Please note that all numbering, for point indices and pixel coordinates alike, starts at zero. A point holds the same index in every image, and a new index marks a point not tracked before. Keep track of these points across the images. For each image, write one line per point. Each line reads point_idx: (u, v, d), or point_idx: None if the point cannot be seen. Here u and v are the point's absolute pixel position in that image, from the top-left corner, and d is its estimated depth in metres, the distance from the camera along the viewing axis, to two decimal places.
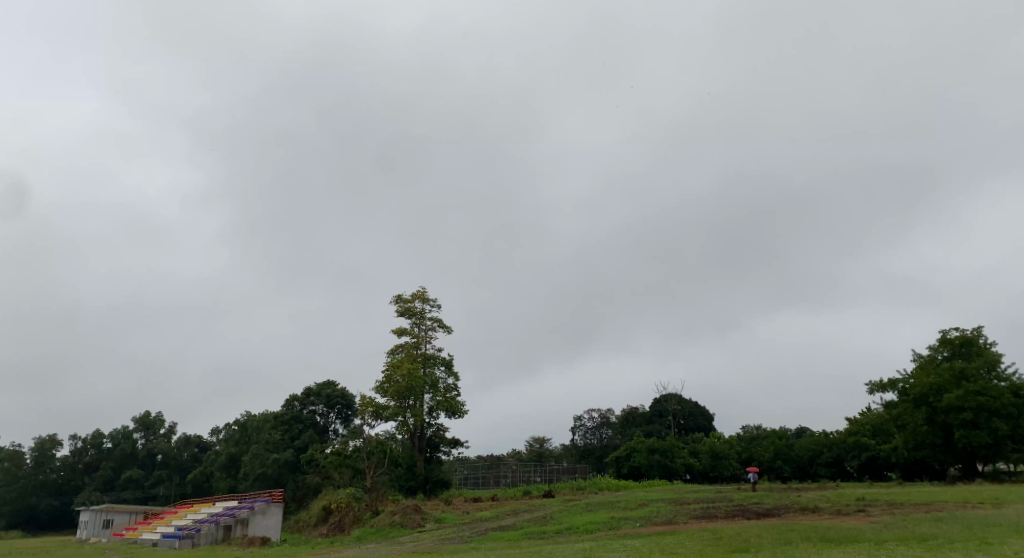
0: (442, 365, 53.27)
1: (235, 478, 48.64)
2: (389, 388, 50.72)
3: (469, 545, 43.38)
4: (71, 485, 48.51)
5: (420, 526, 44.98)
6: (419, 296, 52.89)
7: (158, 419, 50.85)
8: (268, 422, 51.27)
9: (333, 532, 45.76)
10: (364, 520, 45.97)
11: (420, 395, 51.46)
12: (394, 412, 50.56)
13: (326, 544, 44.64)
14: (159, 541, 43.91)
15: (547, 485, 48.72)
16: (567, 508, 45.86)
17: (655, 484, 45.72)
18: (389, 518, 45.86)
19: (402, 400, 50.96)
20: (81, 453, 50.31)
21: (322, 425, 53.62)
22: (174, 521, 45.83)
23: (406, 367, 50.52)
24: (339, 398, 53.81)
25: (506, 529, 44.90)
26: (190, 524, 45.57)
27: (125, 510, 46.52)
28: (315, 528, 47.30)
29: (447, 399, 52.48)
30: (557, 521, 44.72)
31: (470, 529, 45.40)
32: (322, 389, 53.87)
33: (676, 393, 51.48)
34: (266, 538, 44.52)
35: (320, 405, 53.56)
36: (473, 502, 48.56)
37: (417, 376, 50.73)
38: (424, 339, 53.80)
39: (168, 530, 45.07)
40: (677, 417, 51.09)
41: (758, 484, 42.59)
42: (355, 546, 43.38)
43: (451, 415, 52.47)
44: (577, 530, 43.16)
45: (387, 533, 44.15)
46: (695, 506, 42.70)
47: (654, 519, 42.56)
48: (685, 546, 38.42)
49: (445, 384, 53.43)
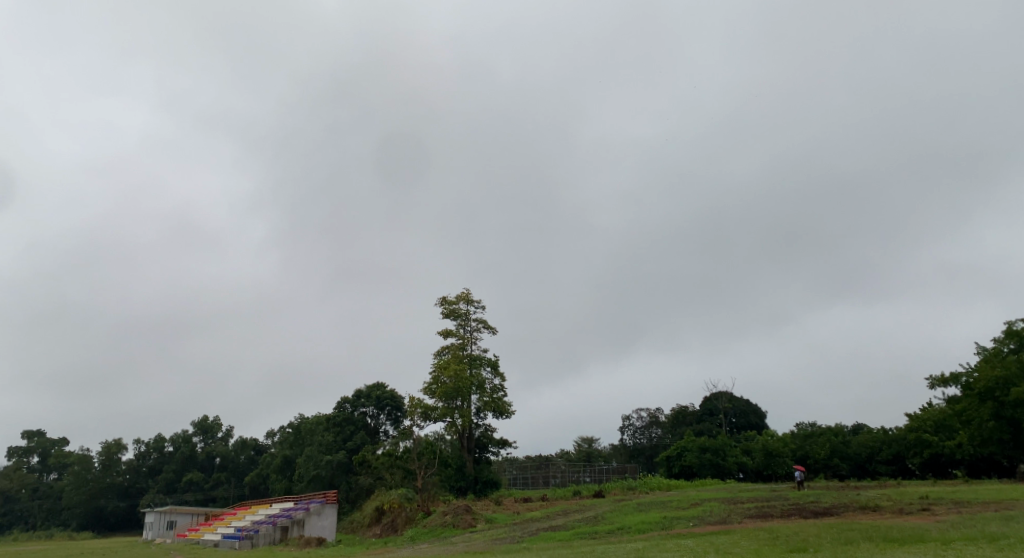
0: (488, 366, 53.48)
1: (291, 480, 49.81)
2: (437, 389, 51.25)
3: (521, 545, 43.62)
4: (136, 487, 50.35)
5: (472, 526, 45.39)
6: (464, 297, 53.40)
7: (216, 423, 52.34)
8: (321, 423, 52.20)
9: (386, 533, 46.50)
10: (417, 520, 46.61)
11: (468, 395, 51.82)
12: (442, 412, 51.07)
13: (380, 544, 45.41)
14: (220, 542, 45.34)
15: (597, 485, 48.59)
16: (618, 508, 45.64)
17: (707, 484, 45.17)
18: (441, 519, 46.44)
19: (450, 401, 51.41)
20: (144, 457, 52.08)
21: (373, 426, 54.42)
22: (234, 522, 47.24)
23: (453, 368, 50.97)
24: (388, 400, 54.51)
25: (557, 529, 44.97)
26: (249, 525, 46.89)
27: (187, 512, 48.06)
28: (368, 529, 48.14)
29: (495, 400, 52.67)
30: (609, 521, 44.58)
31: (521, 530, 45.60)
32: (372, 391, 54.65)
33: (727, 391, 50.72)
34: (322, 538, 45.49)
35: (370, 407, 54.39)
36: (523, 502, 48.76)
37: (464, 377, 51.12)
38: (470, 340, 54.19)
39: (228, 530, 46.46)
40: (728, 415, 50.31)
41: (806, 484, 42.07)
42: (409, 546, 44.01)
43: (498, 415, 52.67)
44: (629, 530, 42.94)
45: (439, 533, 44.70)
46: (749, 506, 42.01)
47: (707, 518, 42.05)
48: (740, 546, 37.87)
49: (492, 384, 53.63)
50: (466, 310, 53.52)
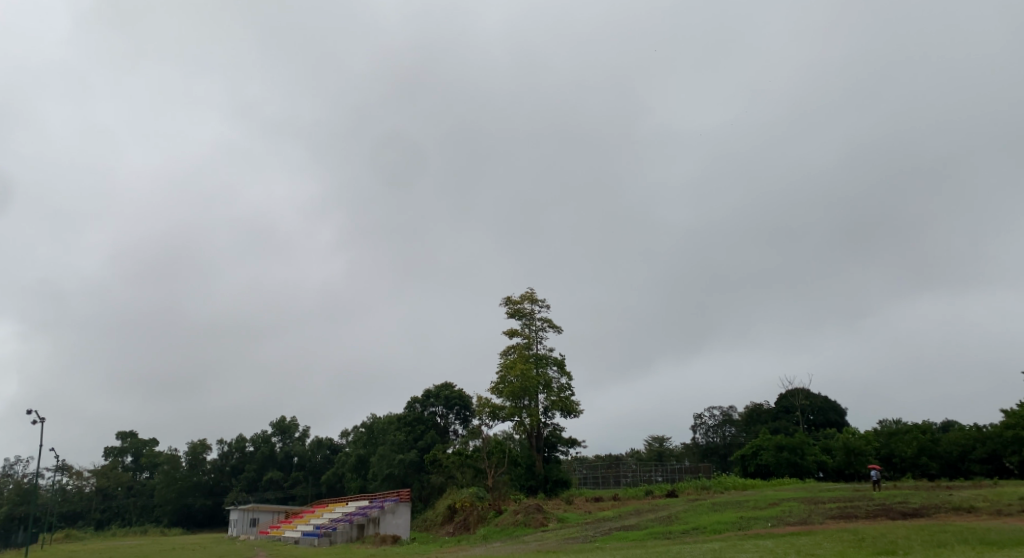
0: (555, 366, 53.28)
1: (365, 479, 51.03)
2: (504, 389, 51.49)
3: (593, 544, 43.42)
4: (221, 486, 52.54)
5: (544, 525, 45.45)
6: (528, 296, 53.30)
7: (293, 423, 54.02)
8: (392, 423, 53.19)
9: (459, 531, 47.04)
10: (489, 519, 47.01)
11: (535, 394, 51.85)
12: (510, 412, 51.25)
13: (453, 542, 45.99)
14: (300, 539, 46.83)
15: (669, 484, 47.96)
16: (692, 508, 44.91)
17: (785, 483, 43.96)
18: (512, 518, 46.69)
19: (517, 400, 51.52)
20: (227, 456, 54.20)
21: (443, 425, 55.08)
22: (313, 519, 48.66)
23: (519, 367, 51.10)
24: (457, 399, 55.00)
25: (630, 529, 44.55)
26: (327, 523, 48.23)
27: (269, 509, 49.77)
28: (441, 527, 48.83)
29: (562, 399, 52.49)
30: (683, 521, 43.92)
31: (594, 529, 45.41)
32: (441, 390, 55.29)
33: (803, 387, 49.18)
34: (397, 536, 46.38)
35: (439, 407, 55.04)
36: (595, 501, 48.52)
37: (531, 376, 51.14)
38: (536, 339, 54.10)
39: (308, 528, 47.92)
40: (806, 413, 48.78)
41: (882, 484, 40.79)
42: (482, 544, 44.43)
43: (566, 414, 52.53)
44: (704, 530, 42.17)
45: (512, 531, 44.94)
46: (832, 506, 40.63)
47: (786, 519, 40.92)
48: (823, 547, 36.66)
49: (559, 384, 53.45)
50: (531, 310, 53.42)
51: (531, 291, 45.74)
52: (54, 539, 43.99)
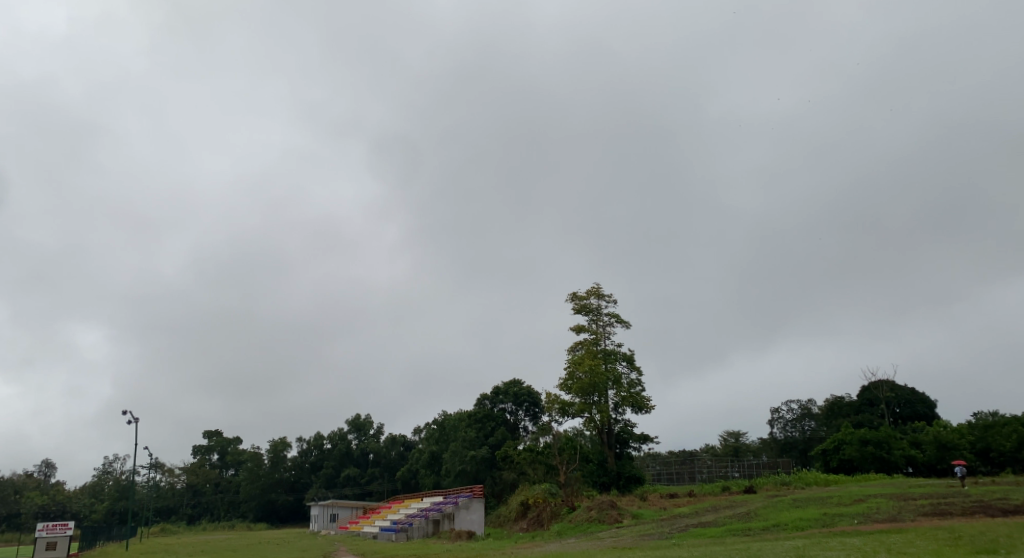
0: (624, 361, 52.63)
1: (438, 475, 51.84)
2: (573, 385, 51.24)
3: (670, 541, 42.85)
4: (301, 482, 54.22)
5: (619, 521, 45.13)
6: (595, 292, 52.39)
7: (368, 421, 55.31)
8: (463, 420, 53.81)
9: (533, 527, 47.20)
10: (562, 515, 47.01)
11: (604, 390, 51.45)
12: (580, 408, 51.00)
13: (528, 538, 46.20)
14: (379, 534, 47.96)
15: (747, 480, 46.93)
16: (772, 505, 43.78)
17: (871, 479, 42.37)
18: (586, 514, 46.59)
19: (587, 396, 51.25)
20: (307, 453, 55.93)
21: (513, 422, 55.27)
22: (390, 515, 49.72)
23: (588, 363, 50.82)
24: (526, 396, 55.05)
25: (708, 525, 43.79)
26: (403, 518, 49.19)
27: (348, 505, 51.07)
28: (515, 523, 49.12)
29: (632, 395, 51.95)
30: (763, 518, 42.88)
31: (670, 526, 44.84)
32: (510, 387, 55.49)
33: (888, 379, 47.29)
34: (473, 531, 46.86)
35: (509, 403, 55.24)
36: (670, 497, 47.90)
37: (599, 371, 50.79)
38: (604, 335, 53.35)
39: (385, 524, 49.00)
40: (891, 405, 46.92)
41: (967, 479, 39.22)
42: (557, 540, 44.48)
43: (637, 410, 52.00)
44: (786, 527, 41.05)
45: (586, 528, 44.81)
46: (924, 503, 38.89)
47: (874, 516, 39.42)
48: (916, 546, 35.15)
49: (629, 379, 52.86)
50: (598, 306, 52.51)
51: (597, 287, 42.64)
52: (151, 532, 46.35)
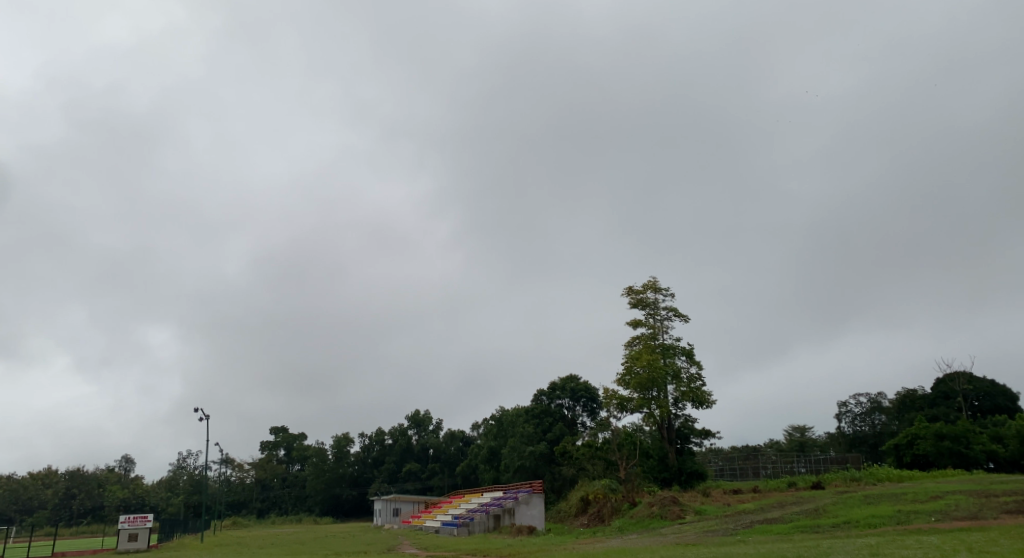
0: (683, 355, 51.86)
1: (498, 470, 52.18)
2: (631, 380, 50.74)
3: (735, 537, 42.08)
4: (364, 477, 55.37)
5: (681, 517, 44.57)
6: (651, 285, 51.61)
7: (427, 416, 56.01)
8: (520, 416, 53.90)
9: (594, 523, 47.04)
10: (623, 511, 46.71)
11: (664, 385, 50.83)
12: (639, 403, 50.49)
13: (589, 533, 46.07)
14: (440, 529, 48.56)
15: (814, 476, 45.73)
16: (842, 501, 42.52)
17: (948, 475, 40.75)
18: (648, 510, 46.14)
19: (646, 391, 50.71)
20: (369, 448, 57.10)
21: (570, 418, 54.95)
22: (451, 510, 50.28)
23: (646, 358, 50.24)
24: (583, 392, 54.58)
25: (774, 522, 42.82)
26: (464, 513, 49.65)
27: (409, 500, 51.83)
28: (576, 518, 49.05)
29: (693, 390, 51.18)
30: (833, 514, 41.69)
31: (734, 522, 44.05)
32: (567, 383, 55.08)
33: (965, 371, 45.34)
34: (533, 527, 47.00)
35: (566, 399, 54.90)
36: (734, 493, 47.06)
37: (658, 366, 50.18)
38: (662, 329, 52.65)
39: (446, 518, 49.56)
40: (968, 398, 45.05)
41: None
42: (619, 536, 44.19)
43: (698, 405, 51.23)
44: (858, 524, 39.81)
45: (648, 524, 44.39)
46: (1007, 500, 37.16)
47: (953, 513, 37.86)
48: (999, 545, 33.62)
49: (689, 373, 52.08)
50: (655, 299, 51.80)
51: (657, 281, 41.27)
52: (223, 525, 48.03)
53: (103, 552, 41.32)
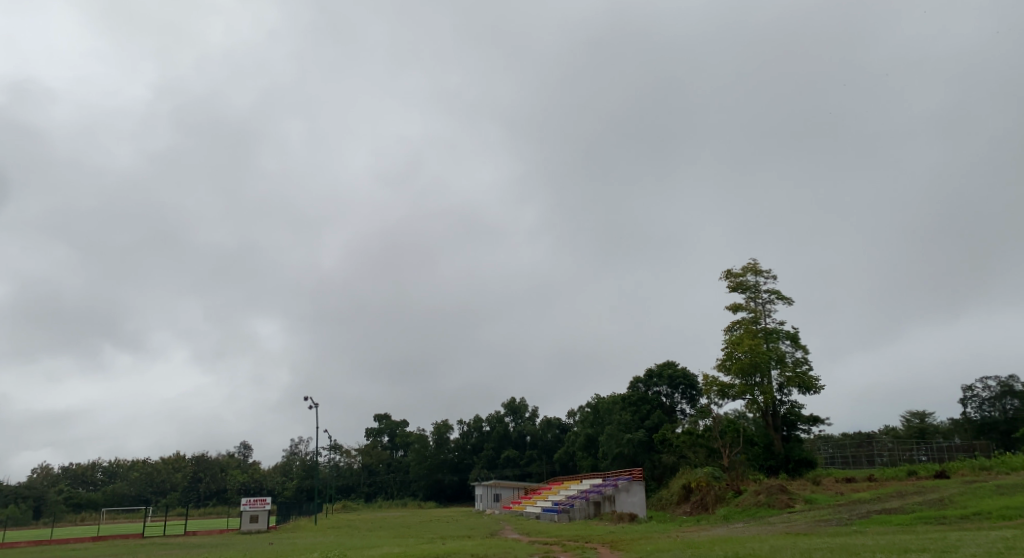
0: (787, 339, 50.00)
1: (596, 458, 52.05)
2: (732, 366, 49.37)
3: (851, 528, 40.26)
4: (465, 463, 56.59)
5: (791, 506, 43.08)
6: (751, 268, 49.94)
7: (524, 404, 56.46)
8: (617, 403, 53.37)
9: (697, 511, 46.19)
10: (728, 499, 45.58)
11: (767, 370, 49.13)
12: (741, 390, 49.02)
13: (693, 522, 45.25)
14: (541, 515, 48.93)
15: (937, 464, 43.22)
16: (970, 491, 39.89)
17: None
18: (754, 498, 44.84)
19: (748, 377, 49.21)
20: (468, 435, 58.22)
21: (669, 405, 53.37)
22: (551, 496, 50.58)
23: (748, 343, 48.65)
24: (681, 378, 52.93)
25: (894, 512, 40.67)
26: (564, 499, 49.82)
27: (509, 486, 52.51)
28: (678, 506, 48.36)
29: (799, 375, 49.27)
30: (960, 505, 39.16)
31: (849, 512, 42.14)
32: (664, 369, 53.67)
33: None
34: (635, 514, 46.55)
35: (664, 386, 53.38)
36: (847, 482, 45.10)
37: (761, 351, 48.45)
38: (764, 312, 50.94)
39: (547, 504, 49.88)
40: None
41: None
42: (724, 524, 43.18)
43: (805, 391, 49.37)
44: (990, 516, 37.21)
45: (755, 512, 43.14)
46: None
47: None
48: None
49: (794, 358, 50.18)
50: (756, 282, 50.12)
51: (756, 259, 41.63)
52: (335, 509, 50.16)
53: (228, 532, 43.89)
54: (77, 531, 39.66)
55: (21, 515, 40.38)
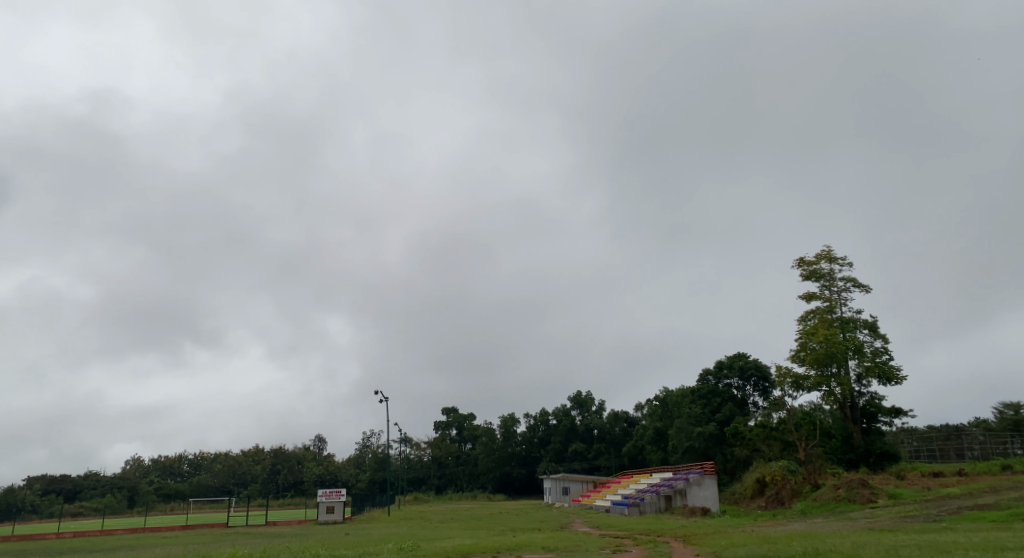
0: (865, 329, 48.11)
1: (666, 451, 51.38)
2: (807, 356, 47.82)
3: (940, 525, 38.42)
4: (532, 456, 56.83)
5: (873, 502, 41.47)
6: (825, 255, 48.24)
7: (590, 397, 56.16)
8: (686, 396, 52.51)
9: (773, 506, 44.99)
10: (805, 494, 44.23)
11: (844, 361, 47.32)
12: (817, 381, 47.44)
13: (768, 516, 44.11)
14: (611, 508, 48.62)
15: None
16: None
17: None
18: (833, 493, 43.32)
19: (824, 368, 47.55)
20: (535, 428, 58.37)
21: (740, 398, 52.18)
22: (620, 490, 50.16)
23: (823, 332, 47.02)
24: (753, 370, 51.49)
25: (987, 509, 38.63)
26: (634, 493, 49.30)
27: (578, 480, 52.33)
28: (752, 501, 47.26)
29: (879, 365, 47.36)
30: None
31: (937, 508, 40.26)
32: (735, 361, 52.37)
33: None
34: (707, 508, 45.62)
35: (735, 378, 52.11)
36: (934, 476, 43.13)
37: (837, 341, 46.71)
38: (840, 301, 49.19)
39: (616, 498, 49.50)
40: None
41: None
42: (802, 519, 41.90)
43: (886, 382, 47.42)
44: None
45: (835, 507, 41.70)
46: None
47: None
48: None
49: (873, 348, 48.26)
50: (831, 270, 48.38)
51: (826, 248, 39.40)
52: (407, 500, 51.08)
53: (307, 523, 45.20)
54: (168, 520, 41.57)
55: (117, 504, 42.70)
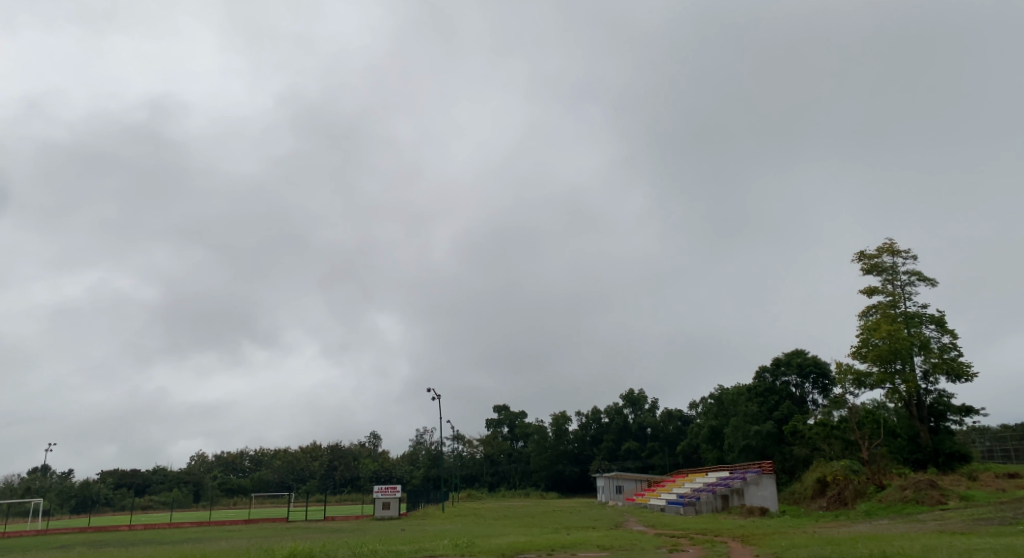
0: (932, 324, 46.36)
1: (722, 450, 50.49)
2: (869, 353, 46.34)
3: (1017, 528, 36.65)
4: (584, 455, 56.59)
5: (943, 503, 39.90)
6: (887, 248, 46.68)
7: (643, 396, 55.50)
8: (742, 394, 51.46)
9: (835, 506, 43.73)
10: (869, 494, 42.85)
11: (909, 357, 45.59)
12: (880, 378, 45.88)
13: (830, 517, 42.88)
14: (666, 507, 48.00)
15: None
16: None
17: None
18: (899, 494, 41.82)
19: (887, 365, 45.97)
20: (586, 426, 58.06)
21: (799, 396, 50.79)
22: (675, 489, 49.45)
23: (885, 328, 45.46)
24: (812, 367, 50.08)
25: None
26: (690, 492, 48.51)
27: (632, 478, 51.84)
28: (813, 501, 46.05)
29: (947, 362, 45.55)
30: None
31: (1014, 510, 38.44)
32: (793, 358, 51.05)
33: None
34: (766, 508, 44.59)
35: (793, 376, 50.75)
36: (1009, 478, 41.26)
37: (902, 337, 45.11)
38: (903, 296, 47.52)
39: (671, 497, 48.83)
40: None
41: None
42: (867, 521, 40.58)
43: (955, 379, 45.55)
44: None
45: (902, 509, 40.25)
46: None
47: None
48: None
49: (940, 343, 46.44)
50: (893, 264, 46.78)
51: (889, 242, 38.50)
52: (460, 497, 51.43)
53: (364, 518, 45.82)
54: (231, 514, 42.67)
55: (184, 498, 44.08)
